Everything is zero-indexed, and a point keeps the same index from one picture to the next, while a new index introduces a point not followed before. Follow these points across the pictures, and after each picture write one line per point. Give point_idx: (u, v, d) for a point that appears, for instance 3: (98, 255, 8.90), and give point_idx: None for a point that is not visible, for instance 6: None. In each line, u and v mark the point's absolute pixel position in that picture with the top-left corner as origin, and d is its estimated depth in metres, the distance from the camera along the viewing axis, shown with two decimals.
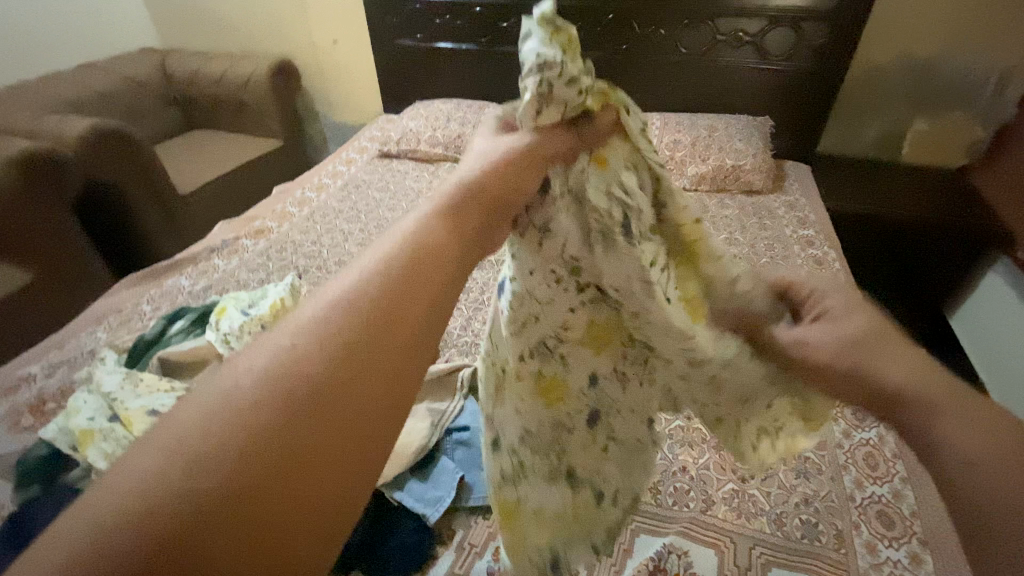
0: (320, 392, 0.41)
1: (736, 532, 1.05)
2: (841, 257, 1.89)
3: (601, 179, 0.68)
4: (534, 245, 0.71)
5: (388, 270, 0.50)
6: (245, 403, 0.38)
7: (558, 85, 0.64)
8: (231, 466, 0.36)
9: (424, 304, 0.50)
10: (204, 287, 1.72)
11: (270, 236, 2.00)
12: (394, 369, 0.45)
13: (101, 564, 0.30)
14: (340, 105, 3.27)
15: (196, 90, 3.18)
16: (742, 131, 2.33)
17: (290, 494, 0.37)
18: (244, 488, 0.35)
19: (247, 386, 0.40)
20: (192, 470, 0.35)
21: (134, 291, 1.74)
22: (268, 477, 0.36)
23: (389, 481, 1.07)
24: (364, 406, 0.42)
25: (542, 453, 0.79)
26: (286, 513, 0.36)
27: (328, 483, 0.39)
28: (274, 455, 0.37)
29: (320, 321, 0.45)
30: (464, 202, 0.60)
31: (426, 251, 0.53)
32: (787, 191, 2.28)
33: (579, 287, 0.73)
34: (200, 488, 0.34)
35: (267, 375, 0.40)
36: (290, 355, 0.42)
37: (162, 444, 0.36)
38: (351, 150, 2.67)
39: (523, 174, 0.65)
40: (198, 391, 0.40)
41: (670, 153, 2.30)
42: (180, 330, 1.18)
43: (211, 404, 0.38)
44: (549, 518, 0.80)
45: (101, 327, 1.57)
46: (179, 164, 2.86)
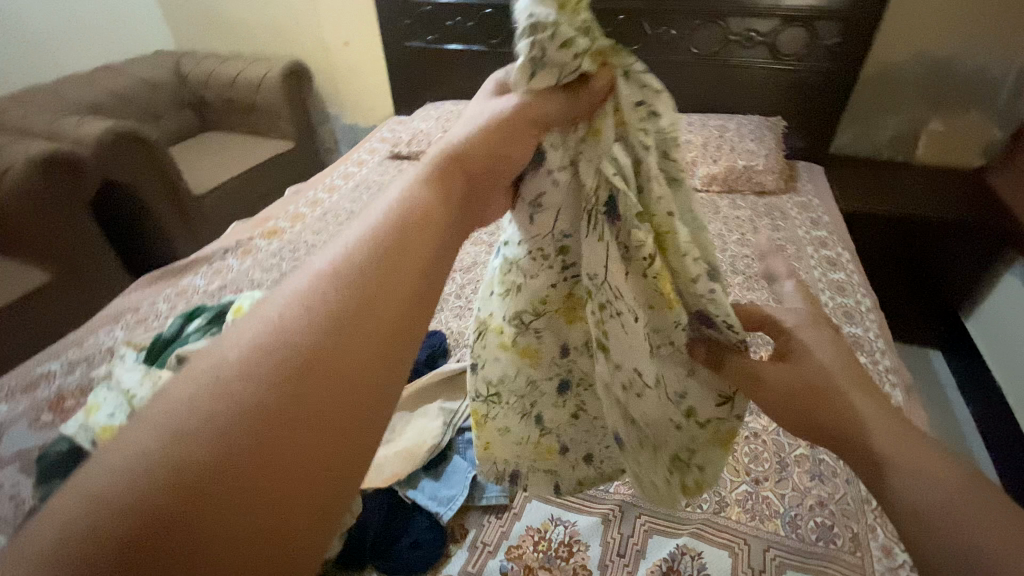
0: (307, 358, 0.43)
1: (749, 534, 1.05)
2: (854, 258, 1.87)
3: (592, 155, 0.70)
4: (527, 219, 0.76)
5: (374, 243, 0.54)
6: (232, 375, 0.41)
7: (550, 46, 0.64)
8: (224, 433, 0.37)
9: (406, 277, 0.53)
10: (219, 286, 1.74)
11: (283, 236, 2.02)
12: (381, 336, 0.48)
13: (102, 530, 0.33)
14: (351, 107, 3.30)
15: (210, 92, 3.22)
16: (754, 132, 2.32)
17: (279, 462, 0.38)
18: (234, 455, 0.37)
19: (235, 358, 0.42)
20: (181, 444, 0.37)
21: (151, 290, 1.76)
22: (265, 433, 0.39)
23: (402, 480, 1.08)
24: (350, 372, 0.44)
25: (518, 394, 0.86)
26: (280, 476, 0.38)
27: (319, 448, 0.40)
28: (262, 423, 0.39)
29: (309, 291, 0.48)
30: (446, 181, 0.66)
31: (410, 225, 0.57)
32: (800, 192, 2.26)
33: (563, 265, 0.78)
34: (189, 459, 0.36)
35: (255, 345, 0.43)
36: (277, 326, 0.45)
37: (153, 422, 0.38)
38: (363, 151, 2.70)
39: (510, 143, 0.69)
40: (187, 369, 0.42)
41: (681, 154, 2.29)
42: (197, 328, 1.18)
43: (202, 377, 0.40)
44: (513, 441, 0.88)
45: (119, 325, 1.59)
46: (193, 166, 2.90)
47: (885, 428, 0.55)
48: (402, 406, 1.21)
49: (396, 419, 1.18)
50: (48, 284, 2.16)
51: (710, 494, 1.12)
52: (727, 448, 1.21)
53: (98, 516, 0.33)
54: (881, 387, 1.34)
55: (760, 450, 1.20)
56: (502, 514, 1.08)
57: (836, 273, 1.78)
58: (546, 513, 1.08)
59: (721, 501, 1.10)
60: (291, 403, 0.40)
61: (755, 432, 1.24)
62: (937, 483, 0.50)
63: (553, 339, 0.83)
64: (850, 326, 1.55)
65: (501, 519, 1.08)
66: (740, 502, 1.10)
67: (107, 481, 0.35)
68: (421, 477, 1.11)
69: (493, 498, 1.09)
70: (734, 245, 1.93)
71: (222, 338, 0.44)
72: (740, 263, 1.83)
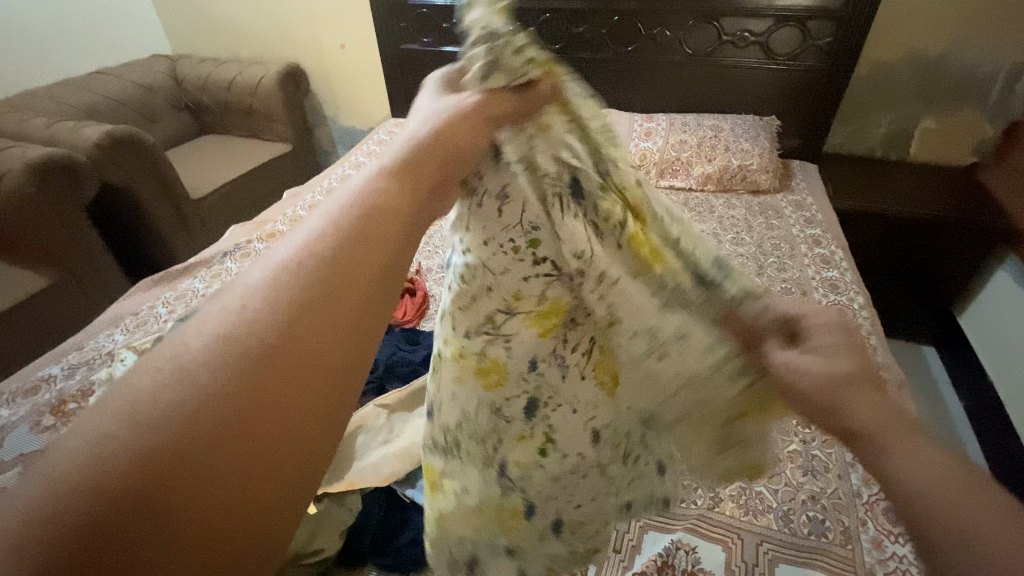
0: (272, 348, 0.41)
1: (742, 529, 1.06)
2: (848, 256, 1.89)
3: (547, 144, 0.72)
4: (495, 213, 0.73)
5: (340, 227, 0.50)
6: (195, 365, 0.39)
7: (504, 53, 0.66)
8: (186, 426, 0.36)
9: (378, 261, 0.49)
10: (218, 289, 1.76)
11: (281, 239, 2.03)
12: (350, 321, 0.45)
13: (57, 525, 0.31)
14: (348, 109, 3.31)
15: (207, 96, 3.23)
16: (748, 131, 2.34)
17: (244, 453, 0.37)
18: (195, 446, 0.35)
19: (197, 349, 0.40)
20: (141, 436, 0.35)
21: (150, 294, 1.77)
22: (220, 432, 0.36)
23: (402, 478, 1.09)
24: (319, 360, 0.42)
25: (477, 441, 0.77)
26: (245, 470, 0.37)
27: (283, 439, 0.39)
28: (225, 414, 0.37)
29: (272, 280, 0.45)
30: (416, 161, 0.58)
31: (379, 208, 0.52)
32: (794, 190, 2.28)
33: (535, 258, 0.73)
34: (148, 451, 0.34)
35: (217, 335, 0.40)
36: (242, 315, 0.42)
37: (115, 411, 0.36)
38: (361, 154, 2.71)
39: (467, 131, 0.63)
40: (148, 360, 0.40)
41: (676, 155, 2.32)
42: None
43: (162, 369, 0.38)
44: (471, 504, 0.79)
45: (119, 329, 1.61)
46: (191, 169, 2.91)
47: (891, 428, 0.47)
48: (401, 404, 1.22)
49: (395, 418, 1.20)
50: (48, 289, 2.17)
51: (705, 491, 1.14)
52: None
53: (56, 512, 0.31)
54: None
55: None
56: None
57: (829, 271, 1.80)
58: None
59: (716, 497, 1.12)
60: (255, 389, 0.39)
61: None
62: (937, 471, 0.43)
63: (522, 353, 0.74)
64: None
65: None
66: (734, 498, 1.12)
67: (68, 468, 0.33)
68: (419, 475, 1.12)
69: None
70: (729, 244, 1.95)
71: (183, 329, 0.42)
72: (735, 261, 1.85)
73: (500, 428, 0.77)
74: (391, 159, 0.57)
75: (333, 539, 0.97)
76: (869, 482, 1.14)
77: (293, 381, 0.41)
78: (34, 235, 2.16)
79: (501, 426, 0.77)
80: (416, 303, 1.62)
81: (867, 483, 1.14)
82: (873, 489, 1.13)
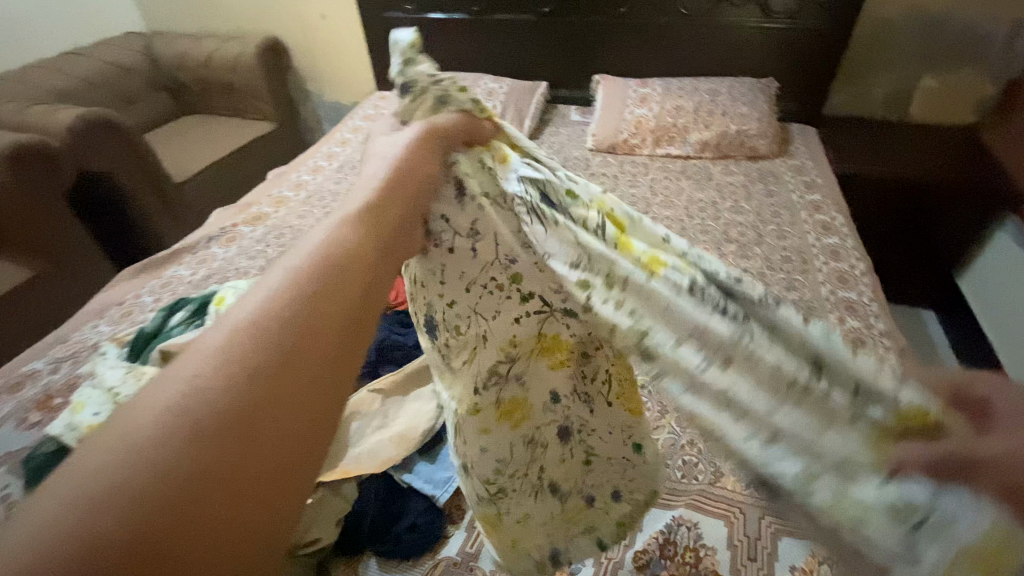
0: (233, 413, 0.37)
1: (745, 502, 1.05)
2: (850, 221, 1.85)
3: (504, 173, 0.74)
4: (468, 253, 0.74)
5: (302, 277, 0.47)
6: (146, 439, 0.34)
7: (451, 90, 0.71)
8: (133, 511, 0.31)
9: (346, 309, 0.47)
10: (204, 276, 1.71)
11: (267, 221, 1.97)
12: (322, 375, 0.42)
13: None
14: (332, 83, 3.20)
15: (185, 74, 3.11)
16: (746, 94, 2.26)
17: (212, 528, 0.33)
18: (157, 522, 0.31)
19: (148, 422, 0.35)
20: (81, 523, 0.30)
21: (135, 282, 1.72)
22: (179, 510, 0.32)
23: (398, 464, 1.08)
24: (289, 417, 0.39)
25: (520, 475, 0.85)
26: (207, 548, 0.33)
27: (253, 509, 0.35)
28: (181, 483, 0.33)
29: (231, 340, 0.41)
30: (383, 202, 0.58)
31: (349, 253, 0.50)
32: (793, 155, 2.22)
33: (522, 296, 0.77)
34: (89, 540, 0.30)
35: (172, 407, 0.36)
36: (199, 381, 0.38)
37: (53, 501, 0.31)
38: (346, 130, 2.62)
39: (425, 164, 0.65)
40: (90, 437, 0.35)
41: (672, 121, 2.24)
42: (180, 321, 1.16)
43: (104, 448, 0.33)
44: (538, 524, 0.89)
45: (104, 320, 1.56)
46: (173, 152, 2.82)
47: None
48: (395, 389, 1.19)
49: (389, 403, 1.17)
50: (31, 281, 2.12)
51: (706, 466, 1.12)
52: None
53: (35, 569, 0.28)
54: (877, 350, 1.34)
55: None
56: None
57: (831, 238, 1.76)
58: None
59: (717, 472, 1.11)
60: (232, 434, 0.36)
61: None
62: None
63: (537, 384, 0.81)
64: (845, 291, 1.54)
65: None
66: None
67: (14, 547, 0.29)
68: (417, 460, 1.10)
69: None
70: (727, 213, 1.90)
71: (131, 401, 0.37)
72: (735, 231, 1.80)
73: (540, 453, 0.85)
74: (363, 201, 0.56)
75: (330, 529, 0.96)
76: None
77: (284, 409, 0.39)
78: (13, 226, 2.09)
79: (539, 451, 0.85)
80: (408, 284, 1.58)
81: None
82: None
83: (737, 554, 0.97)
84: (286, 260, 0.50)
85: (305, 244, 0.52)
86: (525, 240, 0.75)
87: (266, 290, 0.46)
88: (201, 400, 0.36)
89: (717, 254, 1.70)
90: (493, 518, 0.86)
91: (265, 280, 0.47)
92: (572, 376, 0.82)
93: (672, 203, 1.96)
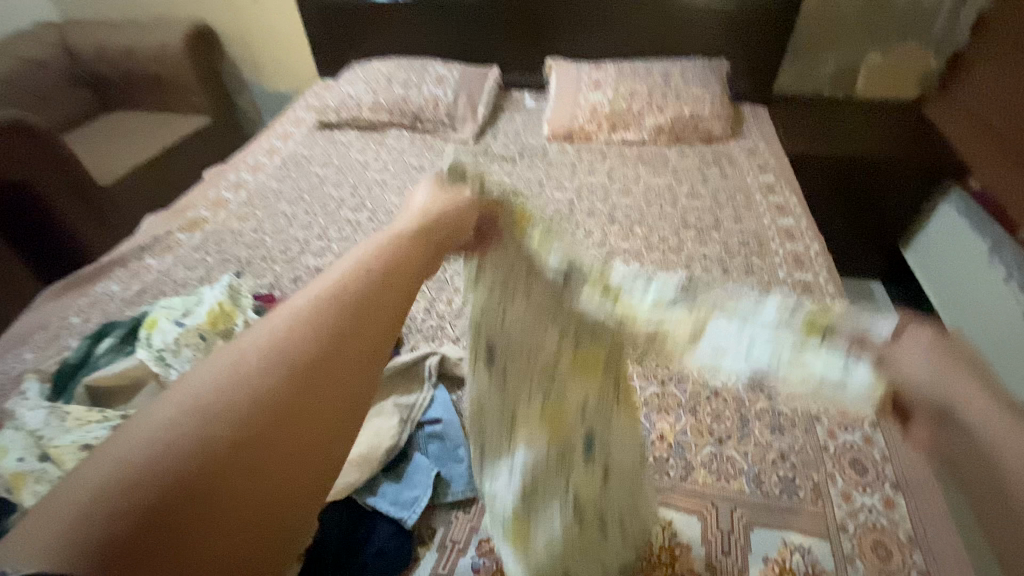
0: (319, 362, 0.44)
1: (716, 495, 1.06)
2: (802, 201, 1.88)
3: (537, 239, 0.82)
4: (504, 276, 0.82)
5: (379, 258, 0.54)
6: (250, 371, 0.41)
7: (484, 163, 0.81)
8: (234, 427, 0.37)
9: (406, 296, 0.54)
10: (137, 291, 1.57)
11: (206, 226, 1.83)
12: (385, 343, 0.50)
13: (111, 505, 0.32)
14: (270, 72, 3.00)
15: (104, 65, 2.84)
16: (698, 76, 2.26)
17: (291, 451, 0.40)
18: (252, 435, 0.38)
19: (252, 358, 0.42)
20: (199, 425, 0.37)
21: (58, 302, 1.56)
22: (272, 429, 0.39)
23: (361, 487, 1.02)
24: (357, 375, 0.46)
25: (556, 472, 0.80)
26: (284, 466, 0.39)
27: (322, 444, 0.42)
28: (276, 411, 0.40)
29: (319, 300, 0.48)
30: (439, 220, 0.67)
31: (412, 248, 0.58)
32: (746, 136, 2.24)
33: (563, 314, 0.83)
34: (199, 445, 0.36)
35: (271, 349, 0.43)
36: (290, 331, 0.45)
37: (173, 405, 0.37)
38: (287, 123, 2.46)
39: (465, 212, 0.73)
40: (199, 366, 0.41)
41: (626, 105, 2.21)
42: (108, 349, 1.04)
43: (213, 375, 0.40)
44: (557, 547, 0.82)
45: (23, 346, 1.40)
46: (96, 152, 2.58)
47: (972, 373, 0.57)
48: None
49: None
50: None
51: (677, 460, 1.11)
52: (690, 410, 1.21)
53: (164, 453, 0.35)
54: None
55: (722, 409, 1.20)
56: (470, 508, 1.05)
57: (786, 219, 1.79)
58: None
59: (689, 466, 1.10)
60: (320, 377, 0.43)
61: (716, 391, 1.24)
62: None
63: (574, 394, 0.82)
64: (801, 272, 1.57)
65: (468, 513, 1.04)
66: (707, 465, 1.11)
67: (138, 442, 0.35)
68: (382, 481, 1.05)
69: (460, 493, 1.05)
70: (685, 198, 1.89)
71: (237, 339, 0.43)
72: (694, 216, 1.80)
73: (569, 462, 0.81)
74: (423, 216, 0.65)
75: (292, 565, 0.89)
76: (835, 435, 1.15)
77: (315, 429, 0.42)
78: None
79: (569, 461, 0.81)
80: None
81: (833, 436, 1.15)
82: (839, 441, 1.14)
83: (713, 550, 0.97)
84: (365, 241, 0.58)
85: (382, 232, 0.60)
86: (571, 275, 0.83)
87: (352, 261, 0.53)
88: (232, 400, 0.39)
89: (678, 241, 1.70)
90: (522, 524, 0.83)
91: (348, 253, 0.55)
92: (601, 390, 0.84)
93: (631, 190, 1.93)
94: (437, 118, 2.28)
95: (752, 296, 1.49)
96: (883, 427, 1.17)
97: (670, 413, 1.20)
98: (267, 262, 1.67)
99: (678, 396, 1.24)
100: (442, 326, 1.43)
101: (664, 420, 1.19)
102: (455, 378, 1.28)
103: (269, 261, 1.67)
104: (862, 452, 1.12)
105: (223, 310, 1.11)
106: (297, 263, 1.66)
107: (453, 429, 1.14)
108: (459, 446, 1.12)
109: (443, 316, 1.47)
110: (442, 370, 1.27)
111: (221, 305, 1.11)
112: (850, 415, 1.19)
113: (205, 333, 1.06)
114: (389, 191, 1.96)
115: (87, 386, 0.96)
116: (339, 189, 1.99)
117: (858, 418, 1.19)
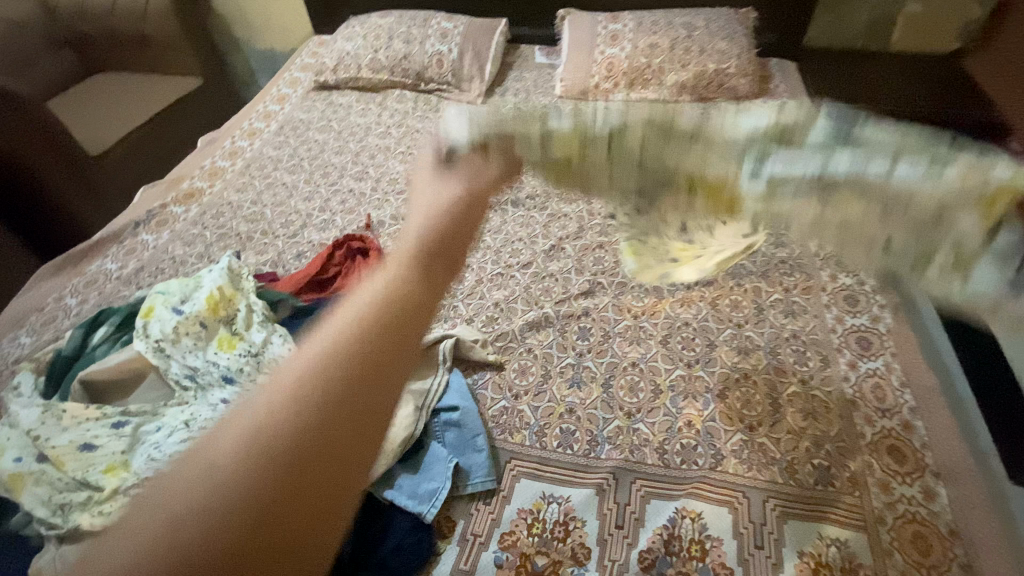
0: (300, 442, 0.50)
1: (748, 485, 1.01)
2: None
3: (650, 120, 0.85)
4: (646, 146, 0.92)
5: (360, 325, 0.56)
6: (230, 456, 0.48)
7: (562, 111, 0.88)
8: (224, 510, 0.46)
9: (397, 347, 0.56)
10: (134, 270, 1.50)
11: (202, 199, 1.74)
12: (378, 401, 0.54)
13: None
14: (262, 29, 2.82)
15: (87, 22, 2.66)
16: (724, 28, 2.08)
17: (284, 520, 0.47)
18: (241, 511, 0.47)
19: (229, 445, 0.49)
20: (195, 512, 0.46)
21: (53, 281, 1.49)
22: (264, 505, 0.47)
23: (377, 480, 0.98)
24: (344, 429, 0.52)
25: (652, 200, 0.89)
26: (277, 536, 0.47)
27: (316, 501, 0.49)
28: (266, 483, 0.48)
29: (296, 377, 0.53)
30: (430, 259, 0.67)
31: (401, 302, 0.60)
32: (773, 94, 2.08)
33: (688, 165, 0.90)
34: (197, 527, 0.46)
35: (245, 436, 0.49)
36: (266, 414, 0.51)
37: (174, 492, 0.47)
38: (283, 84, 2.31)
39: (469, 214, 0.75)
40: (203, 447, 0.51)
41: (645, 61, 2.06)
42: (104, 339, 0.99)
43: (203, 459, 0.49)
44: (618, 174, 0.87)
45: (21, 330, 1.33)
46: (85, 119, 2.45)
47: None
48: None
49: None
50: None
51: (706, 449, 1.06)
52: (719, 394, 1.15)
53: (169, 533, 0.45)
54: (868, 310, 1.31)
55: (752, 393, 1.14)
56: (490, 499, 1.01)
57: None
58: (537, 491, 1.01)
59: (718, 454, 1.05)
60: (301, 449, 0.50)
61: (745, 373, 1.18)
62: None
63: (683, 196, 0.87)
64: None
65: (489, 504, 1.00)
66: (737, 452, 1.05)
67: (153, 524, 0.46)
68: (398, 472, 1.01)
69: (479, 484, 1.01)
70: None
71: (226, 423, 0.51)
72: None
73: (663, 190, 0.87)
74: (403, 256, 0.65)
75: None
76: (872, 421, 1.10)
77: (350, 441, 0.51)
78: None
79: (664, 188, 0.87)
80: (370, 266, 1.44)
81: (870, 422, 1.10)
82: (876, 427, 1.09)
83: (745, 543, 0.93)
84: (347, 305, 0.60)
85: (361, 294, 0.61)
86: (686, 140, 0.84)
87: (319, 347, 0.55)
88: (231, 482, 0.47)
89: None
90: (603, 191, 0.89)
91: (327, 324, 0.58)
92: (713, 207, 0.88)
93: None
94: (441, 78, 2.14)
95: (781, 270, 1.41)
96: (923, 412, 1.11)
97: (699, 398, 1.14)
98: (268, 236, 1.59)
99: (705, 378, 1.17)
100: (455, 306, 1.36)
101: (691, 405, 1.12)
102: (470, 361, 1.22)
103: (270, 236, 1.59)
104: (900, 439, 1.07)
105: (222, 295, 1.05)
106: (299, 238, 1.58)
107: (471, 418, 1.09)
108: (477, 435, 1.07)
109: (455, 295, 1.40)
110: (456, 353, 1.21)
111: (220, 291, 1.05)
112: (888, 400, 1.13)
113: (206, 320, 1.00)
114: (393, 158, 1.86)
115: (83, 382, 0.91)
116: (340, 157, 1.88)
117: (896, 403, 1.13)
